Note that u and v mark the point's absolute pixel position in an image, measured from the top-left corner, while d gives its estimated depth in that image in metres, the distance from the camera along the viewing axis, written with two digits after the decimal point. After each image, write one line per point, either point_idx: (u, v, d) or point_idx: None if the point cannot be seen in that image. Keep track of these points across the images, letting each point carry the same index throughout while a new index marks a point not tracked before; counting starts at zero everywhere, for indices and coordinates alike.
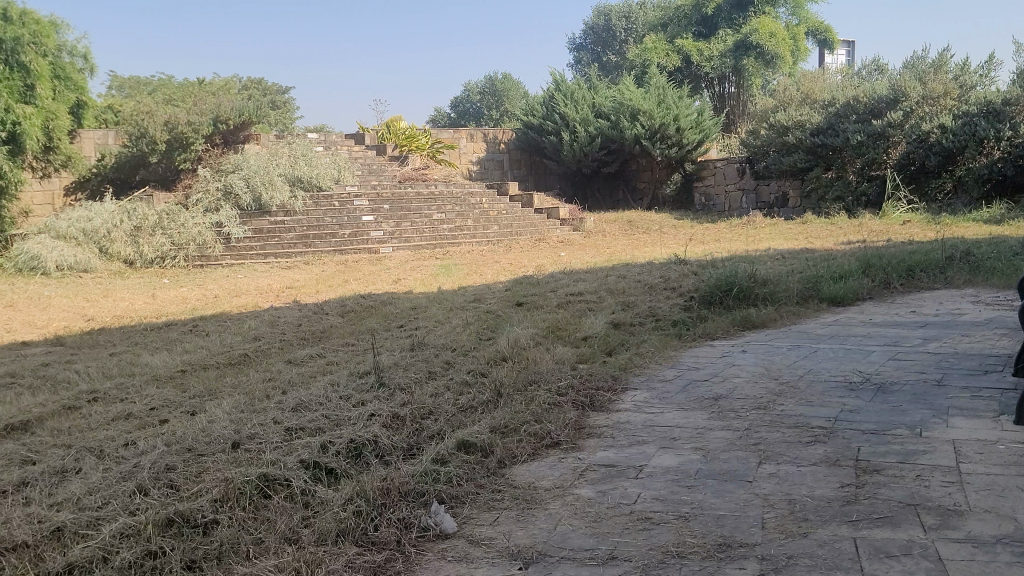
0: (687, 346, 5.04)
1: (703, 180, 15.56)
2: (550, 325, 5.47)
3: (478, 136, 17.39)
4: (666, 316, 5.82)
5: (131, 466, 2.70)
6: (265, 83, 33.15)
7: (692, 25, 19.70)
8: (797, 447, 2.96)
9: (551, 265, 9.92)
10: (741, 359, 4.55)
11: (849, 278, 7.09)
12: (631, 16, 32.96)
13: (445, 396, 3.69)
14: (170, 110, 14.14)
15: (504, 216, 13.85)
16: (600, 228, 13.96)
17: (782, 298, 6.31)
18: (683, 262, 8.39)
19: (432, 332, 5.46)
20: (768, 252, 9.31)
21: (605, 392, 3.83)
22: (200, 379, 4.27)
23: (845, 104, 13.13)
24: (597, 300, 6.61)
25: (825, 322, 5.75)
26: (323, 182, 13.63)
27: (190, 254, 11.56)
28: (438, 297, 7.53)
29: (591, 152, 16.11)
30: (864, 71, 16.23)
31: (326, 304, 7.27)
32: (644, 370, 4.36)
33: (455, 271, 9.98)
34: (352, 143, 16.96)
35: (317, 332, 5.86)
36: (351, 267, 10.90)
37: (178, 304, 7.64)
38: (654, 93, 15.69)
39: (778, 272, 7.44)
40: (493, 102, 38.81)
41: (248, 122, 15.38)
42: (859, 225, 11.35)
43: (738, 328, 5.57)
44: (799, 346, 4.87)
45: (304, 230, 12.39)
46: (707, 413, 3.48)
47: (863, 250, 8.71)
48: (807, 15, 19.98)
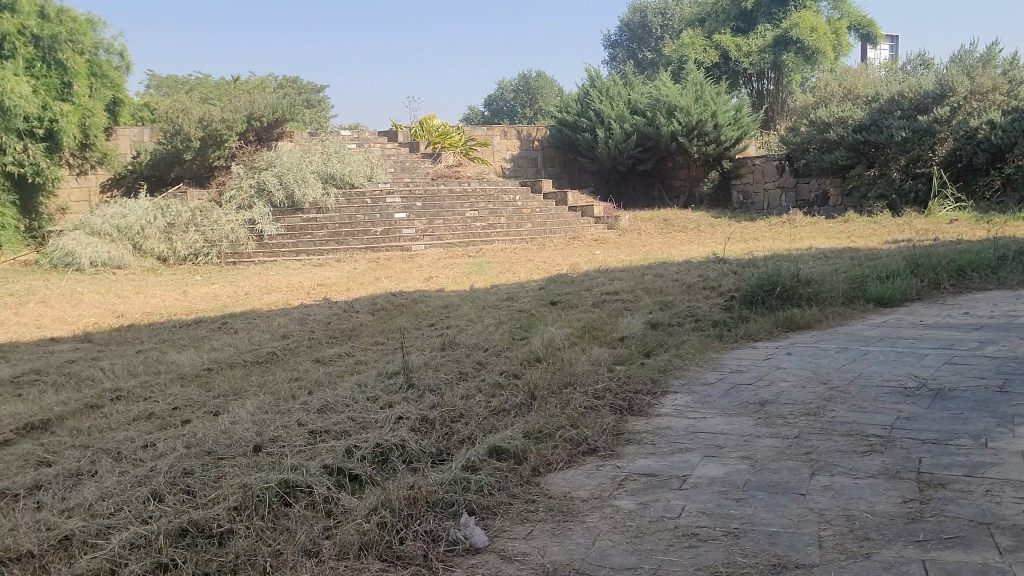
0: (728, 348, 4.84)
1: (741, 178, 15.27)
2: (585, 325, 5.29)
3: (512, 133, 17.23)
4: (706, 316, 5.63)
5: (147, 470, 2.57)
6: (300, 82, 33.31)
7: (730, 21, 19.40)
8: (852, 457, 2.76)
9: (585, 263, 9.73)
10: (786, 362, 4.35)
11: (896, 278, 6.83)
12: (667, 12, 32.63)
13: (477, 398, 3.54)
14: (205, 108, 14.14)
15: (538, 214, 13.69)
16: (635, 226, 13.75)
17: (827, 298, 6.08)
18: (722, 261, 8.17)
19: (464, 331, 5.31)
20: (810, 251, 9.05)
21: (644, 396, 3.66)
22: (226, 378, 4.15)
23: (890, 99, 12.76)
24: (633, 299, 6.42)
25: (873, 323, 5.52)
26: (355, 179, 13.56)
27: (224, 251, 11.54)
28: (471, 295, 7.39)
29: (627, 150, 15.88)
30: (908, 66, 15.85)
31: (357, 302, 7.16)
32: (684, 373, 4.18)
33: (488, 269, 9.84)
34: (385, 140, 16.90)
35: (346, 331, 5.73)
36: (383, 264, 10.80)
37: (209, 301, 7.57)
38: (691, 89, 15.45)
39: (822, 271, 7.20)
40: (527, 100, 38.68)
41: (282, 119, 15.36)
42: (904, 224, 11.03)
43: (781, 329, 5.35)
44: (847, 349, 4.66)
45: (337, 228, 12.32)
46: (753, 420, 3.29)
47: (910, 250, 8.43)
48: (848, 10, 19.61)
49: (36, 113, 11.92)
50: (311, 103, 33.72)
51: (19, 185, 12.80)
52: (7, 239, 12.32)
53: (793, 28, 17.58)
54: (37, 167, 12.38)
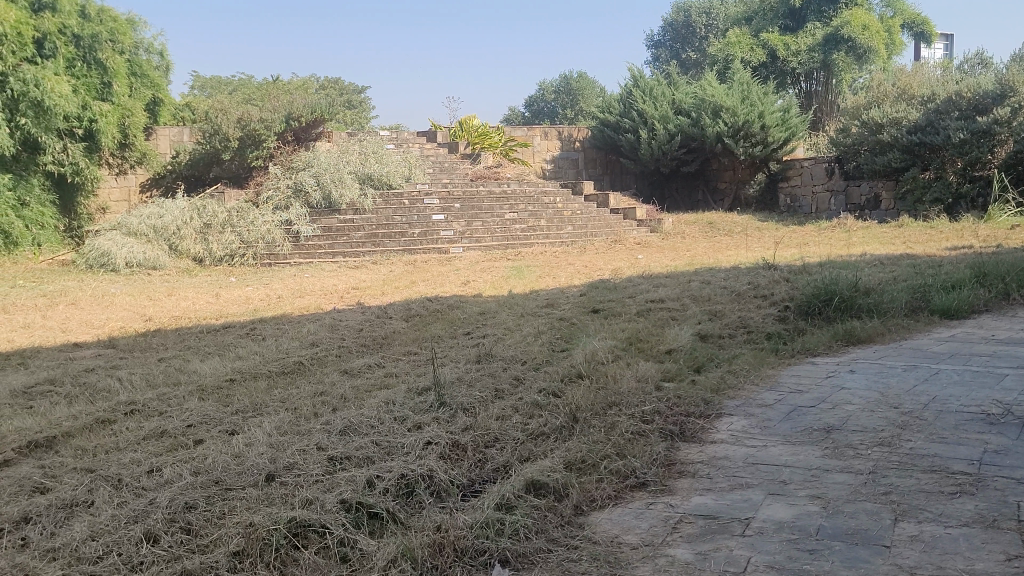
0: (785, 363, 4.50)
1: (789, 180, 14.80)
2: (629, 337, 4.98)
3: (553, 134, 16.94)
4: (759, 328, 5.28)
5: (147, 502, 2.33)
6: (341, 83, 33.42)
7: (778, 19, 18.95)
8: (939, 500, 2.42)
9: (628, 268, 9.39)
10: (850, 381, 4.00)
11: (962, 289, 6.41)
12: (712, 12, 32.11)
13: (514, 419, 3.25)
14: (244, 108, 14.06)
15: (579, 216, 13.38)
16: (678, 229, 13.37)
17: (888, 310, 5.69)
18: (772, 267, 7.80)
19: (501, 342, 5.03)
20: (865, 257, 8.63)
21: (697, 420, 3.34)
22: (247, 392, 3.91)
23: (947, 99, 12.20)
24: (680, 308, 6.09)
25: (940, 337, 5.13)
26: (394, 180, 13.35)
27: (260, 253, 11.40)
28: (508, 302, 7.11)
29: (670, 151, 15.49)
30: (965, 66, 15.30)
31: (391, 307, 6.92)
32: (739, 392, 3.85)
33: (527, 273, 9.56)
34: (424, 141, 16.68)
35: (378, 339, 5.48)
36: (420, 267, 10.56)
37: (240, 305, 7.38)
38: (738, 89, 15.03)
39: (879, 280, 6.81)
40: (568, 101, 38.37)
41: (321, 120, 15.23)
42: (963, 229, 10.54)
43: (840, 344, 4.99)
44: (916, 367, 4.29)
45: (374, 229, 12.11)
46: (820, 450, 2.95)
47: (973, 257, 7.98)
48: (902, 7, 19.01)
49: (76, 112, 11.86)
50: (351, 104, 33.71)
51: (60, 184, 12.81)
52: (47, 239, 12.30)
53: (844, 26, 17.11)
54: (77, 166, 12.35)
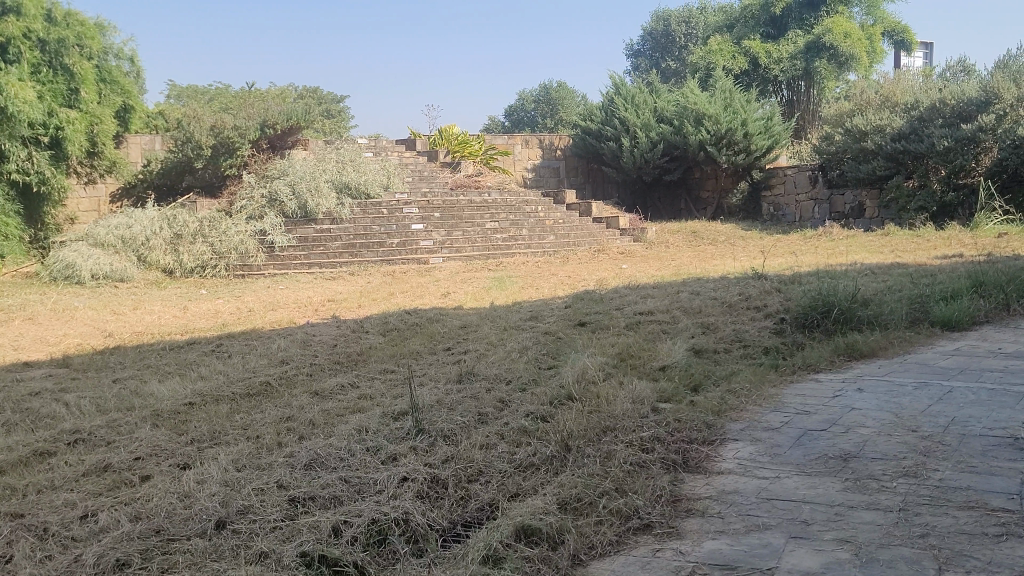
0: (786, 381, 4.21)
1: (772, 189, 14.61)
2: (620, 352, 4.68)
3: (534, 142, 16.69)
4: (755, 342, 5.00)
5: (75, 559, 2.02)
6: (320, 92, 33.11)
7: (759, 26, 18.83)
8: (985, 544, 2.13)
9: (613, 279, 9.11)
10: (859, 401, 3.70)
11: (961, 298, 6.15)
12: (691, 20, 32.09)
13: (501, 448, 2.95)
14: (217, 115, 13.72)
15: (561, 225, 13.10)
16: (662, 238, 13.13)
17: (888, 322, 5.42)
18: (762, 277, 7.54)
19: (483, 359, 4.72)
20: (855, 266, 8.39)
21: (701, 447, 3.04)
22: (206, 418, 3.57)
23: (930, 106, 12.02)
24: (670, 321, 5.80)
25: (944, 351, 4.86)
26: (371, 189, 13.02)
27: (232, 264, 11.04)
28: (491, 314, 6.80)
29: (653, 159, 15.25)
30: (948, 74, 15.15)
31: (367, 321, 6.59)
32: (742, 414, 3.55)
33: (509, 284, 9.26)
34: (402, 149, 16.35)
35: (353, 356, 5.15)
36: (398, 278, 10.24)
37: (208, 319, 7.03)
38: (720, 97, 14.81)
39: (874, 290, 6.55)
40: (548, 111, 38.20)
41: (297, 128, 14.83)
42: (950, 238, 10.34)
43: (842, 358, 4.72)
44: (926, 384, 4.00)
45: (351, 239, 11.77)
46: (839, 482, 2.66)
47: (967, 266, 7.75)
48: (883, 15, 18.94)
49: (41, 119, 11.46)
50: (329, 113, 33.34)
51: (25, 195, 12.37)
52: (11, 250, 11.88)
53: (826, 33, 16.90)
54: (42, 175, 11.90)
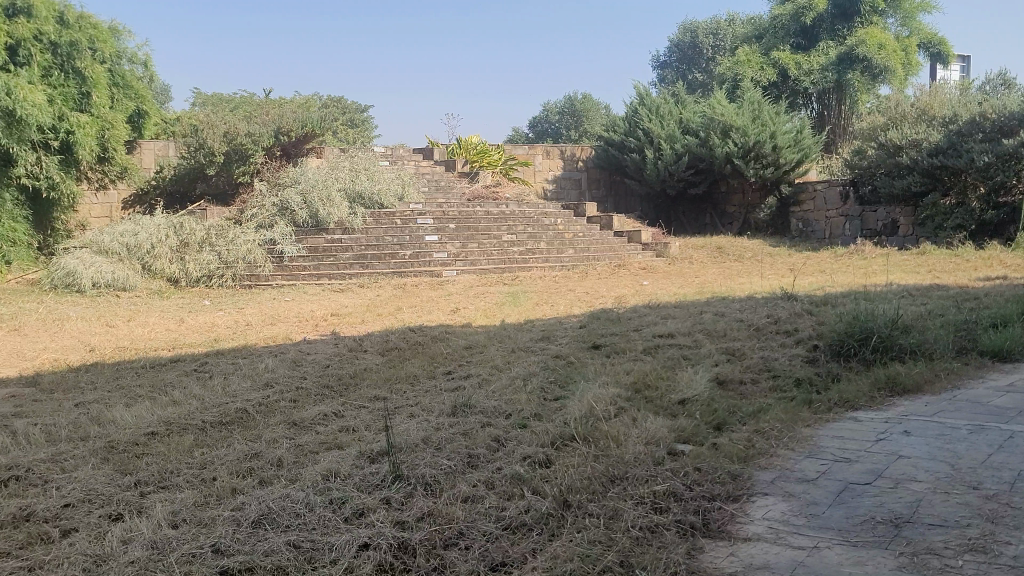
0: (822, 420, 3.73)
1: (801, 205, 14.08)
2: (635, 383, 4.23)
3: (555, 153, 16.26)
4: (786, 372, 4.54)
5: None
6: (343, 101, 32.98)
7: (790, 36, 18.28)
8: None
9: (632, 296, 8.67)
10: (907, 447, 3.23)
11: (1011, 325, 5.63)
12: (719, 32, 31.68)
13: (488, 502, 2.51)
14: (231, 121, 13.40)
15: (580, 239, 12.66)
16: (685, 254, 12.67)
17: (934, 351, 4.92)
18: (792, 298, 7.06)
19: (484, 388, 4.28)
20: (891, 287, 7.89)
21: (725, 505, 2.58)
22: (162, 453, 3.17)
23: (969, 120, 11.44)
24: (692, 346, 5.34)
25: (997, 387, 4.36)
26: (386, 198, 12.64)
27: (239, 273, 10.72)
28: (500, 333, 6.37)
29: (677, 172, 14.76)
30: (987, 87, 14.58)
31: (368, 338, 6.19)
32: (774, 461, 3.09)
33: (522, 300, 8.84)
34: (420, 158, 15.99)
35: (344, 379, 4.73)
36: (408, 292, 9.85)
37: (200, 333, 6.66)
38: (748, 108, 14.32)
39: (915, 315, 6.06)
40: (572, 123, 37.84)
41: (313, 134, 14.43)
42: (990, 258, 9.78)
43: (883, 393, 4.23)
44: (983, 427, 3.51)
45: (363, 249, 11.42)
46: (892, 559, 2.19)
47: (1014, 288, 7.23)
48: (919, 26, 18.38)
49: (51, 123, 11.15)
50: (352, 122, 33.19)
51: (35, 200, 12.10)
52: (16, 256, 11.60)
53: (860, 44, 16.38)
54: (52, 180, 11.60)
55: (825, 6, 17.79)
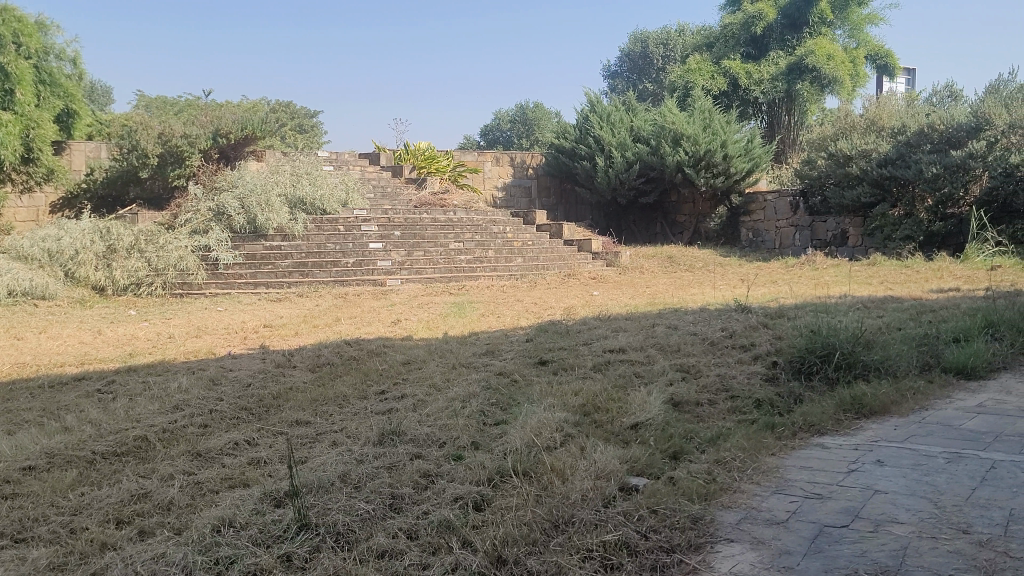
0: (787, 447, 3.40)
1: (751, 214, 13.94)
2: (584, 405, 3.87)
3: (505, 159, 15.95)
4: (745, 392, 4.22)
5: None
6: (290, 107, 32.32)
7: (740, 46, 18.14)
8: None
9: (582, 307, 8.34)
10: (883, 480, 2.91)
11: (971, 340, 5.39)
12: (669, 42, 31.74)
13: (407, 558, 2.14)
14: (167, 122, 12.83)
15: (530, 248, 12.33)
16: (637, 264, 12.42)
17: (898, 368, 4.65)
18: (746, 310, 6.78)
19: (419, 411, 3.88)
20: (845, 299, 7.67)
21: (686, 558, 2.22)
22: (34, 494, 2.74)
23: (918, 131, 11.38)
24: (644, 362, 5.01)
25: (966, 408, 4.08)
26: (328, 204, 12.16)
27: (170, 281, 10.16)
28: (442, 347, 5.97)
29: (628, 180, 14.52)
30: (934, 99, 14.59)
31: (299, 352, 5.75)
32: (739, 499, 2.75)
33: (468, 311, 8.46)
34: (365, 162, 15.51)
35: (265, 400, 4.28)
36: (349, 302, 9.39)
37: (115, 347, 6.15)
38: (699, 117, 14.12)
39: (873, 329, 5.81)
40: (523, 131, 37.60)
41: (252, 137, 13.82)
42: (940, 269, 9.66)
43: (848, 415, 3.94)
44: (961, 456, 3.21)
45: (303, 257, 10.93)
46: None
47: (972, 301, 7.03)
48: (866, 38, 18.46)
49: None
50: (302, 128, 32.41)
51: None
52: None
53: (808, 55, 16.35)
54: None
55: (774, 16, 17.71)
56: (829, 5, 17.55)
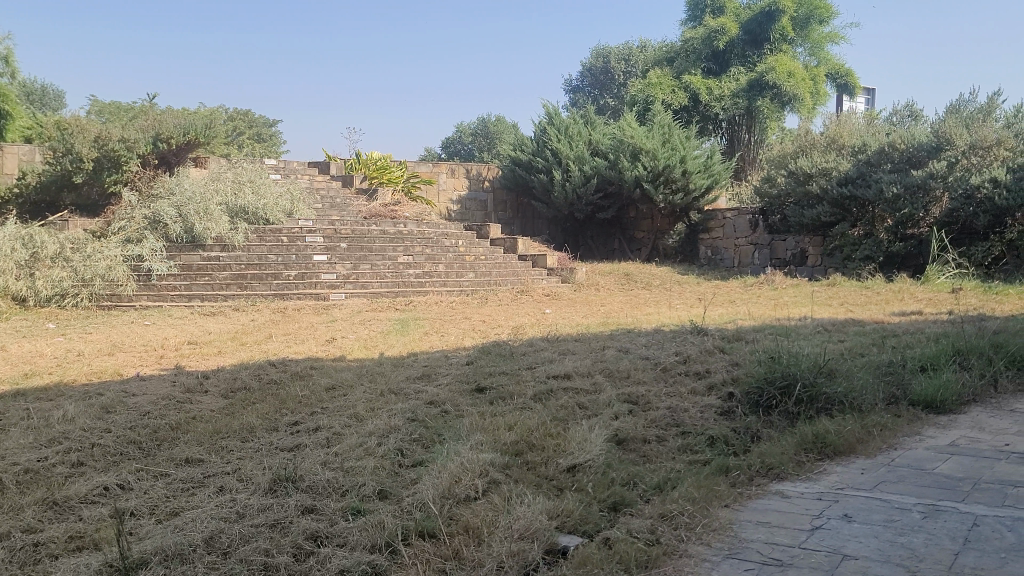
0: (741, 496, 3.00)
1: (710, 232, 13.66)
2: (518, 444, 3.43)
3: (460, 172, 15.43)
4: (697, 429, 3.81)
5: None
6: (249, 116, 31.59)
7: (701, 61, 17.90)
8: None
9: (531, 326, 7.91)
10: (853, 543, 2.50)
11: (938, 370, 5.04)
12: (631, 58, 31.68)
13: None
14: (103, 125, 12.16)
15: (482, 262, 11.90)
16: (592, 281, 12.06)
17: (864, 402, 4.26)
18: (702, 332, 6.41)
19: (328, 448, 3.41)
20: (806, 322, 7.33)
21: None
22: None
23: (878, 150, 11.17)
24: (590, 391, 4.58)
25: (938, 449, 3.70)
26: (272, 214, 11.59)
27: (97, 292, 9.59)
28: (374, 370, 5.51)
29: (586, 195, 14.17)
30: (894, 119, 14.47)
31: (217, 374, 5.25)
32: (684, 567, 2.32)
33: (412, 329, 8.00)
34: (315, 172, 14.99)
35: (160, 432, 3.79)
36: (287, 317, 8.88)
37: (13, 367, 5.59)
38: (658, 131, 13.81)
39: (834, 355, 5.44)
40: (485, 144, 37.28)
41: (195, 143, 13.23)
42: (900, 291, 9.40)
43: (809, 455, 3.55)
44: (938, 509, 2.82)
45: (242, 269, 10.38)
46: None
47: (937, 326, 6.72)
48: (826, 56, 18.37)
49: None
50: (259, 136, 31.71)
51: None
52: None
53: (769, 72, 16.23)
54: None
55: (736, 32, 17.53)
56: (790, 21, 17.40)
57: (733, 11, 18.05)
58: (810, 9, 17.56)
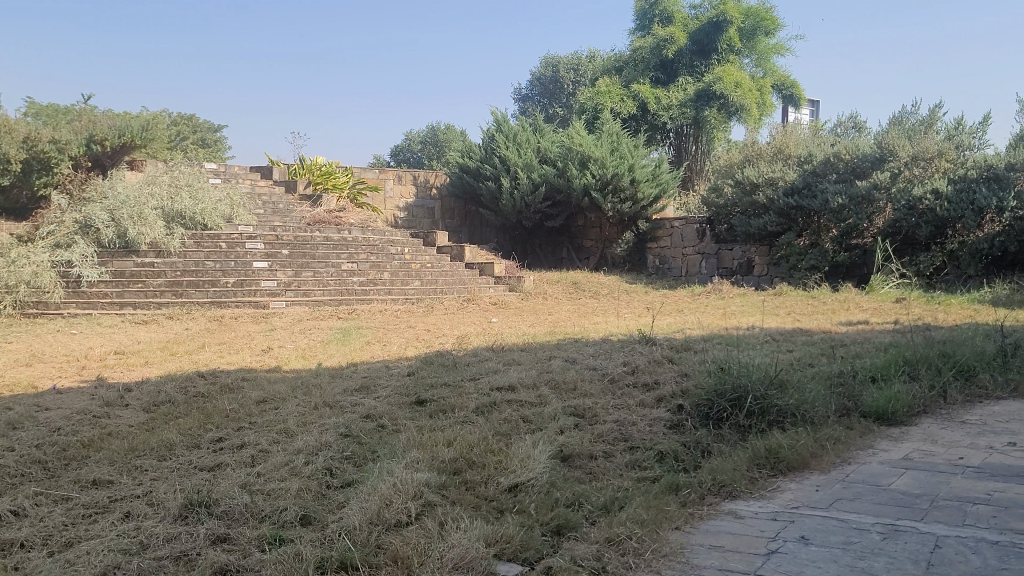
0: (693, 516, 2.83)
1: (658, 241, 13.61)
2: (456, 462, 3.21)
3: (407, 178, 15.21)
4: (646, 444, 3.64)
5: None
6: (193, 120, 30.84)
7: (650, 70, 17.89)
8: None
9: (476, 336, 7.70)
10: (811, 568, 2.34)
11: (888, 380, 4.95)
12: (579, 68, 31.72)
13: None
14: (30, 125, 11.59)
15: (429, 271, 11.66)
16: (540, 290, 11.89)
17: (816, 414, 4.12)
18: (651, 342, 6.25)
19: (252, 468, 3.15)
20: (754, 332, 7.24)
21: None
22: None
23: (824, 160, 11.20)
24: (535, 403, 4.38)
25: (892, 463, 3.58)
26: (210, 219, 11.21)
27: (22, 300, 9.14)
28: (310, 381, 5.24)
29: (534, 202, 14.01)
30: (838, 130, 14.60)
31: (140, 387, 4.93)
32: None
33: (354, 338, 7.72)
34: (257, 177, 14.59)
35: (69, 451, 3.49)
36: (223, 325, 8.53)
37: None
38: (606, 139, 13.72)
39: (783, 364, 5.32)
40: (434, 152, 36.96)
41: (131, 146, 12.83)
42: (846, 301, 9.39)
43: (762, 472, 3.39)
44: (897, 529, 2.68)
45: (178, 275, 9.99)
46: None
47: (885, 336, 6.67)
48: (772, 67, 18.54)
49: None
50: (203, 142, 31.01)
51: None
52: None
53: (716, 82, 16.28)
54: None
55: (684, 41, 17.57)
56: (737, 33, 17.54)
57: (681, 21, 18.09)
58: (756, 21, 17.70)
